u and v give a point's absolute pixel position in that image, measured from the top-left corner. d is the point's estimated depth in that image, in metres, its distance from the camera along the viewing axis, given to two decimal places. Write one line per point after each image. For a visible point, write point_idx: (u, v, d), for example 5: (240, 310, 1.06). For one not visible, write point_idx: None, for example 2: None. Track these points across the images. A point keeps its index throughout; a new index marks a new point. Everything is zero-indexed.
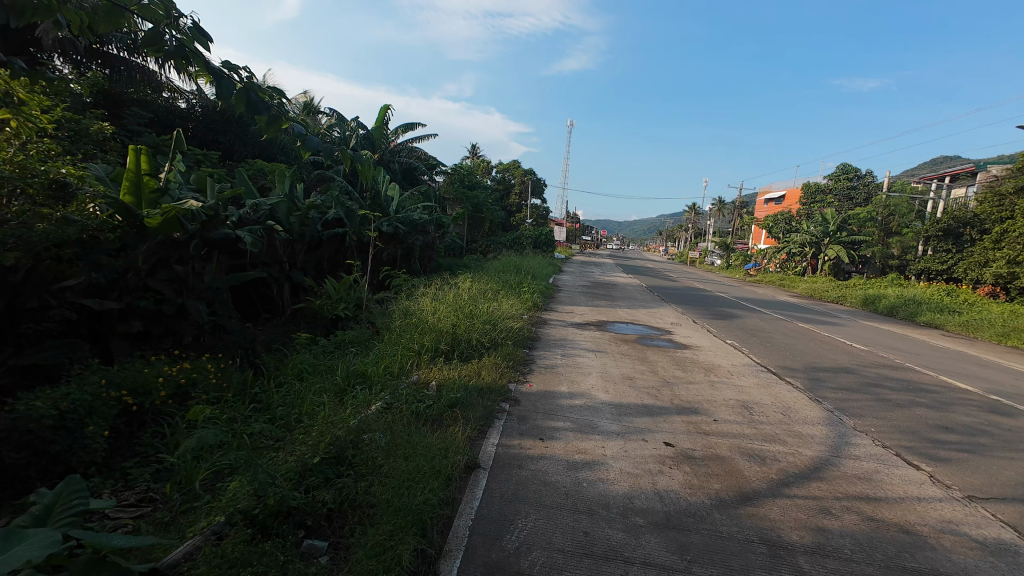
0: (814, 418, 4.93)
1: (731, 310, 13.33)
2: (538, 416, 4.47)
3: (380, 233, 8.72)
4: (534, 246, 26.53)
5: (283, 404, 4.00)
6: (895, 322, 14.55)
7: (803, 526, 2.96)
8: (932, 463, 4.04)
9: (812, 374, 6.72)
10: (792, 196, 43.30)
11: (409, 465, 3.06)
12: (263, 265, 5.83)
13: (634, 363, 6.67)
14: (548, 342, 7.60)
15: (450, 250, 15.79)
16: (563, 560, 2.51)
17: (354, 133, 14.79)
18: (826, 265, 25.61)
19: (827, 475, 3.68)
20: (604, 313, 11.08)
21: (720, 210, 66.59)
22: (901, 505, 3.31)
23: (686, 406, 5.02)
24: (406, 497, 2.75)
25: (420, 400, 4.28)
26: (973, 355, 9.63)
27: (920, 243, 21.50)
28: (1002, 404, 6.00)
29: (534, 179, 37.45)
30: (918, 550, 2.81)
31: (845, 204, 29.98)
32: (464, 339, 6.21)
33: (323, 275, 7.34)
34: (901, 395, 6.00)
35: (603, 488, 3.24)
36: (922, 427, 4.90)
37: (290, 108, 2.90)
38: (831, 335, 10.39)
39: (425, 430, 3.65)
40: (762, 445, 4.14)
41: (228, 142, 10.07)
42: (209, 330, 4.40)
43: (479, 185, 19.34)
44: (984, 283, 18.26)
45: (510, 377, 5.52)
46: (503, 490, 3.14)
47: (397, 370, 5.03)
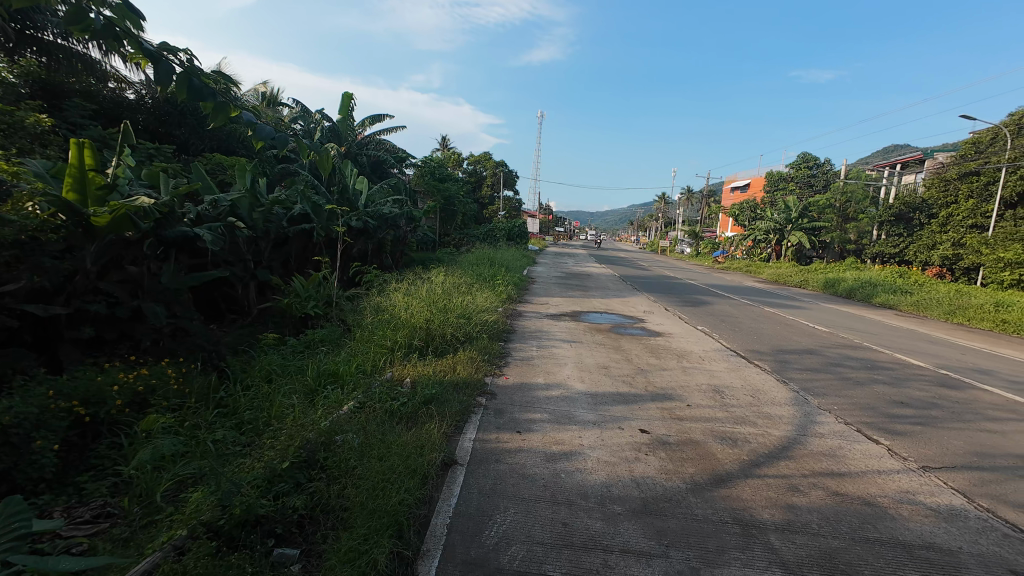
0: (781, 399, 5.12)
1: (701, 297, 13.69)
2: (515, 408, 4.45)
3: (349, 228, 8.51)
4: (508, 238, 26.45)
5: (251, 408, 3.83)
6: (855, 304, 15.28)
7: (773, 504, 3.06)
8: (889, 437, 4.24)
9: (778, 356, 6.98)
10: (756, 185, 44.77)
11: (384, 465, 3.00)
12: (225, 264, 5.55)
13: (609, 352, 6.75)
14: (525, 334, 7.61)
15: (423, 244, 15.59)
16: (543, 552, 2.50)
17: (319, 125, 14.25)
18: (789, 252, 26.05)
19: (794, 453, 3.82)
20: (579, 303, 11.18)
21: (688, 199, 68.52)
22: (863, 478, 3.46)
23: (660, 393, 5.11)
24: (381, 499, 2.69)
25: (393, 397, 4.19)
26: (924, 332, 10.26)
27: (874, 228, 22.66)
28: (950, 377, 6.42)
29: (506, 171, 37.27)
30: (879, 520, 2.94)
31: (806, 193, 31.09)
32: (439, 334, 6.10)
33: (291, 273, 7.11)
34: (860, 373, 6.31)
35: (581, 478, 3.25)
36: (879, 403, 5.16)
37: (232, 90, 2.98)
38: (795, 318, 10.83)
39: (400, 429, 3.59)
40: (732, 427, 4.26)
41: (184, 136, 9.43)
42: (169, 333, 4.18)
43: (450, 178, 19.13)
44: (932, 265, 19.59)
45: (486, 370, 5.47)
46: (482, 485, 3.12)
47: (368, 368, 4.89)
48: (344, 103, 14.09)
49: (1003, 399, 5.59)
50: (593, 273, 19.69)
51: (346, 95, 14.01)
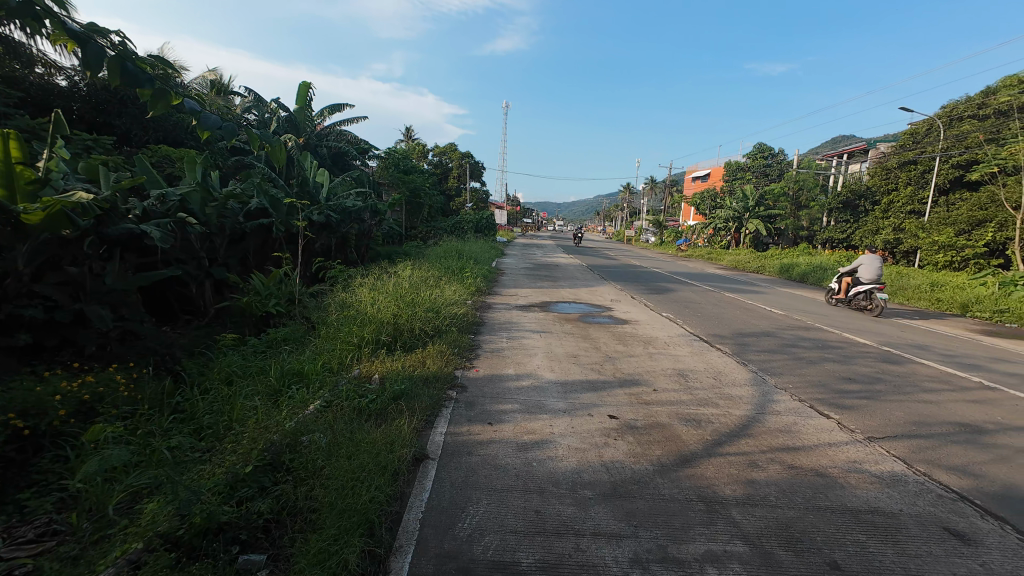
0: (741, 380, 5.36)
1: (665, 284, 14.06)
2: (486, 400, 4.45)
3: (310, 223, 8.23)
4: (476, 230, 26.29)
5: (210, 413, 3.67)
6: (807, 287, 16.10)
7: (734, 480, 3.21)
8: (839, 412, 4.51)
9: (738, 340, 7.29)
10: (716, 175, 46.29)
11: (352, 464, 2.95)
12: (177, 262, 5.25)
13: (578, 341, 6.86)
14: (494, 326, 7.62)
15: (388, 237, 15.27)
16: (515, 540, 2.53)
17: (274, 115, 13.63)
18: (747, 239, 26.99)
19: (753, 431, 4.01)
20: (548, 294, 11.27)
21: (652, 188, 70.17)
22: (816, 451, 3.67)
23: (628, 378, 5.25)
24: (350, 498, 2.65)
25: (361, 394, 4.10)
26: (869, 312, 10.95)
27: (825, 215, 23.91)
28: (892, 353, 6.89)
29: (473, 162, 36.92)
30: (830, 489, 3.14)
31: (762, 181, 32.36)
32: (407, 329, 6.02)
33: (250, 270, 6.82)
34: (813, 353, 6.68)
35: (553, 465, 3.30)
36: (830, 380, 5.48)
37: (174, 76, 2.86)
38: (753, 303, 11.31)
39: (369, 426, 3.53)
40: (696, 409, 4.43)
41: (125, 126, 8.81)
42: (117, 337, 3.94)
43: (415, 170, 18.78)
44: (876, 249, 20.92)
45: (456, 364, 5.44)
46: (453, 478, 3.11)
47: (335, 366, 4.77)
48: (301, 91, 13.54)
49: (937, 371, 6.06)
50: (561, 263, 19.87)
51: (302, 84, 13.46)
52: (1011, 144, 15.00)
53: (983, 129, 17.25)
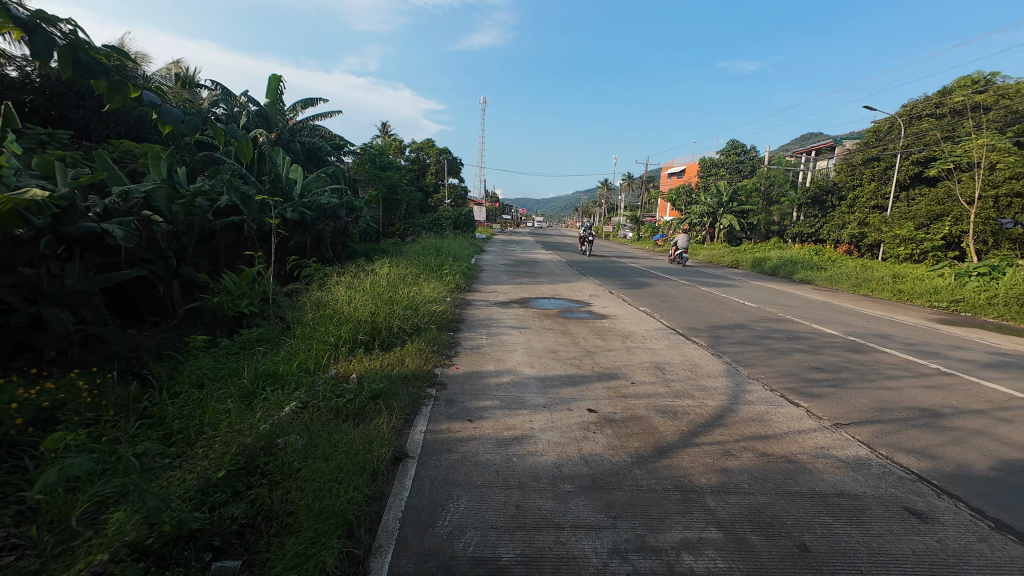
0: (716, 371, 5.50)
1: (642, 279, 14.27)
2: (465, 397, 4.44)
3: (283, 220, 8.02)
4: (455, 227, 26.14)
5: (180, 417, 3.55)
6: (778, 280, 16.60)
7: (709, 469, 3.29)
8: (808, 400, 4.68)
9: (712, 332, 7.47)
10: (691, 171, 47.23)
11: (329, 465, 2.91)
12: (143, 261, 5.05)
13: (557, 336, 6.91)
14: (474, 323, 7.60)
15: (365, 235, 15.03)
16: (496, 536, 2.54)
17: (244, 109, 13.20)
18: (721, 234, 26.94)
19: (727, 421, 4.12)
20: (527, 290, 11.30)
21: (629, 184, 71.10)
22: (787, 439, 3.80)
23: (606, 372, 5.33)
24: (328, 499, 2.61)
25: (339, 394, 4.04)
26: (835, 304, 11.39)
27: (794, 210, 24.67)
28: (857, 343, 7.19)
29: (450, 158, 36.64)
30: (799, 475, 3.25)
31: (734, 178, 33.13)
32: (385, 328, 5.94)
33: (221, 269, 6.61)
34: (784, 344, 6.90)
35: (533, 460, 3.33)
36: (799, 369, 5.68)
37: (134, 69, 2.76)
38: (727, 296, 11.60)
39: (346, 427, 3.48)
40: (673, 400, 4.53)
41: (83, 120, 8.37)
42: (79, 340, 3.79)
43: (392, 166, 18.52)
44: (842, 242, 21.72)
45: (435, 361, 5.41)
46: (433, 476, 3.10)
47: (311, 367, 4.68)
48: (271, 85, 13.16)
49: (899, 358, 6.36)
50: (541, 259, 19.95)
51: (273, 77, 13.08)
52: (966, 141, 15.75)
53: (941, 127, 18.01)
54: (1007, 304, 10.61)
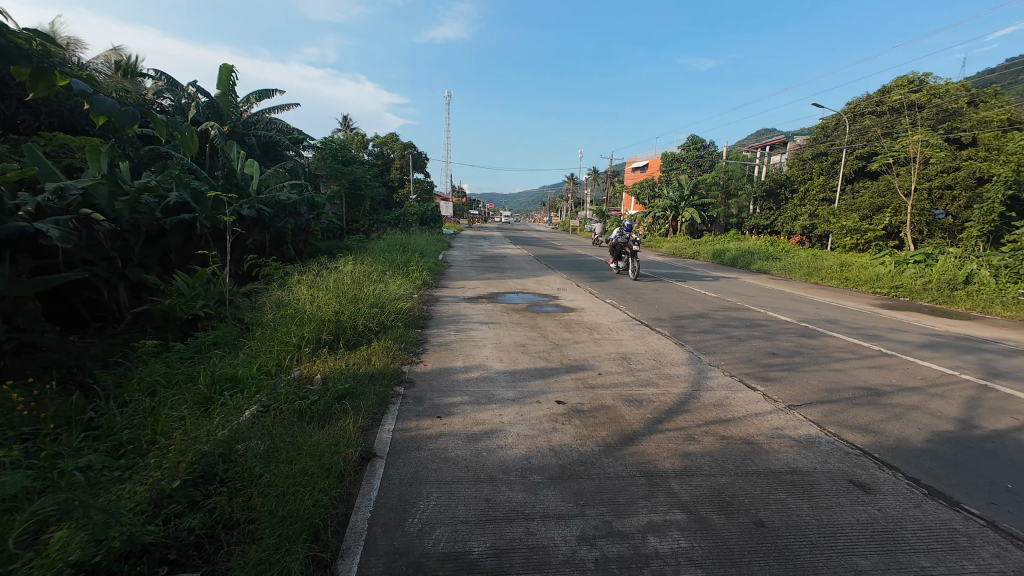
0: (679, 360, 5.68)
1: (608, 272, 14.51)
2: (434, 394, 4.41)
3: (240, 217, 7.67)
4: (421, 223, 25.77)
5: (130, 427, 3.35)
6: (737, 271, 17.28)
7: (673, 454, 3.41)
8: (764, 384, 4.92)
9: (676, 322, 7.71)
10: (654, 166, 48.43)
11: (293, 469, 2.83)
12: (84, 263, 4.73)
13: (526, 330, 6.95)
14: (442, 319, 7.55)
15: (328, 231, 14.59)
16: (467, 530, 2.55)
17: (193, 100, 12.49)
18: (683, 227, 27.70)
19: (690, 407, 4.27)
20: (496, 285, 11.30)
21: (595, 179, 72.15)
22: (744, 422, 3.98)
23: (574, 364, 5.41)
24: (292, 504, 2.55)
25: (302, 396, 3.93)
26: (788, 292, 11.99)
27: (751, 203, 25.71)
28: (809, 328, 7.60)
29: (415, 153, 36.03)
30: (756, 455, 3.42)
31: (695, 172, 34.21)
32: (351, 327, 5.80)
33: (172, 270, 6.27)
34: (742, 331, 7.21)
35: (502, 454, 3.35)
36: (756, 355, 5.95)
37: (62, 55, 2.56)
38: (689, 287, 12.00)
39: (311, 429, 3.39)
40: (638, 389, 4.65)
41: (9, 110, 7.70)
42: (12, 350, 3.52)
43: (355, 160, 18.03)
44: (795, 234, 22.83)
45: (403, 359, 5.34)
46: (402, 474, 3.07)
47: (272, 369, 4.52)
48: (222, 75, 12.51)
49: (846, 342, 6.77)
50: (509, 254, 19.98)
51: (224, 66, 12.43)
52: (903, 137, 17.08)
53: (880, 124, 19.47)
54: (939, 289, 11.49)
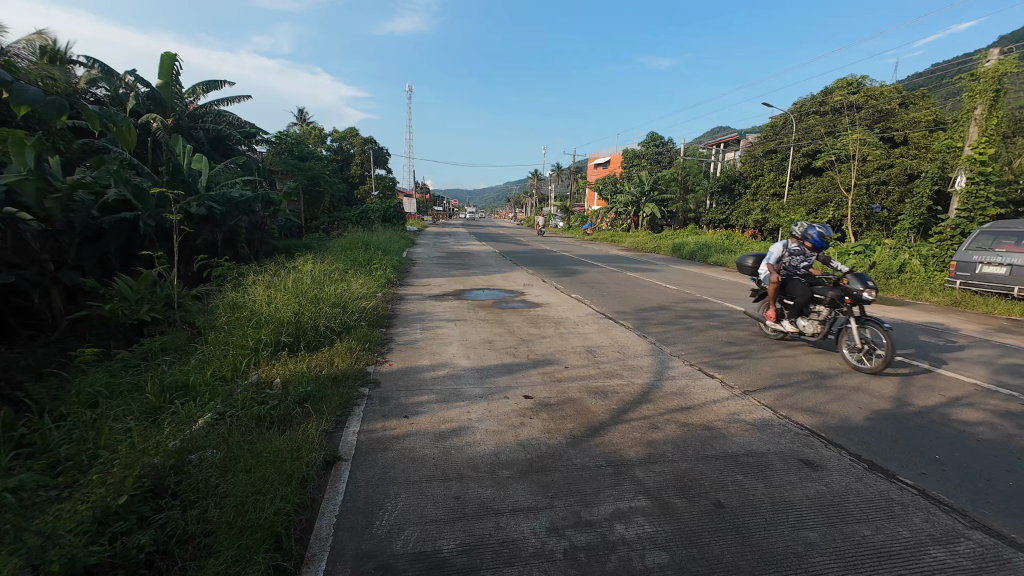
0: (641, 351, 5.85)
1: (573, 267, 14.72)
2: (401, 394, 4.35)
3: (188, 215, 7.25)
4: (384, 220, 25.22)
5: (68, 442, 3.11)
6: (695, 264, 17.92)
7: (637, 442, 3.51)
8: (721, 372, 5.14)
9: (639, 315, 7.93)
10: (616, 162, 49.48)
11: (252, 478, 2.72)
12: (10, 267, 4.39)
13: (493, 327, 6.96)
14: (407, 318, 7.43)
15: (285, 229, 14.03)
16: (436, 529, 2.53)
17: (131, 90, 11.66)
18: (644, 222, 28.43)
19: (653, 396, 4.41)
20: (462, 282, 11.24)
21: (559, 175, 72.87)
22: (704, 409, 4.15)
23: (541, 359, 5.47)
24: (252, 514, 2.45)
25: (261, 401, 3.77)
26: (742, 283, 12.57)
27: (708, 198, 26.70)
28: (762, 317, 8.01)
29: (376, 148, 35.17)
30: (715, 440, 3.58)
31: (654, 169, 35.19)
32: (311, 328, 5.62)
33: (113, 273, 5.86)
34: (701, 322, 7.50)
35: (471, 451, 3.34)
36: (714, 344, 6.22)
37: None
38: (651, 280, 12.34)
39: (271, 435, 3.26)
40: (603, 381, 4.76)
41: None
42: None
43: (312, 155, 17.39)
44: (748, 227, 23.92)
45: (367, 359, 5.23)
46: (369, 477, 3.00)
47: (228, 374, 4.32)
48: (164, 63, 11.75)
49: None
50: (474, 251, 19.88)
51: (165, 54, 11.68)
52: (843, 135, 18.16)
53: (823, 123, 20.83)
54: (877, 278, 12.37)
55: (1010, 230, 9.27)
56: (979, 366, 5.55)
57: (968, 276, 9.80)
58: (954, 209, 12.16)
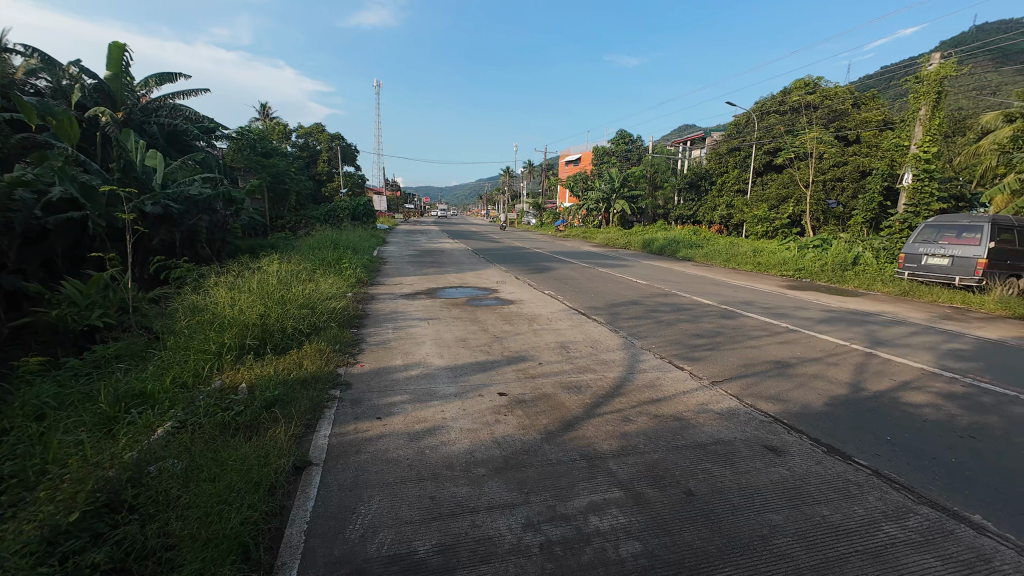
0: (614, 346, 5.94)
1: (546, 264, 14.80)
2: (373, 395, 4.27)
3: (142, 215, 6.89)
4: (353, 218, 24.64)
5: (11, 458, 2.90)
6: (664, 259, 18.33)
7: (610, 435, 3.57)
8: (690, 363, 5.29)
9: (610, 310, 8.06)
10: (587, 159, 50.00)
11: (217, 488, 2.61)
12: None
13: (466, 325, 6.93)
14: (379, 317, 7.30)
15: (248, 229, 13.52)
16: (411, 530, 2.51)
17: (76, 81, 10.97)
18: (615, 218, 28.86)
19: (625, 390, 4.50)
20: (434, 280, 11.13)
21: (531, 172, 73.05)
22: (674, 400, 4.27)
23: (515, 356, 5.48)
24: (217, 525, 2.36)
25: (225, 407, 3.63)
26: (709, 277, 12.95)
27: (676, 195, 27.34)
28: (728, 310, 8.28)
29: (344, 145, 34.31)
30: (685, 430, 3.68)
31: (624, 166, 35.75)
32: (278, 330, 5.44)
33: (60, 276, 5.52)
34: (670, 315, 7.69)
35: (446, 450, 3.32)
36: (683, 337, 6.39)
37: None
38: (622, 276, 12.55)
39: (237, 443, 3.15)
40: (577, 376, 4.82)
41: None
42: None
43: (276, 152, 16.80)
44: (714, 223, 24.63)
45: (338, 361, 5.11)
46: (341, 481, 2.94)
47: (189, 380, 4.13)
48: (112, 53, 11.10)
49: (759, 321, 7.46)
50: (447, 249, 19.70)
51: (113, 44, 11.04)
52: (801, 133, 18.95)
53: (782, 123, 21.72)
54: (833, 270, 12.97)
55: (952, 223, 9.90)
56: (925, 352, 5.91)
57: (915, 267, 10.42)
58: (903, 204, 12.93)
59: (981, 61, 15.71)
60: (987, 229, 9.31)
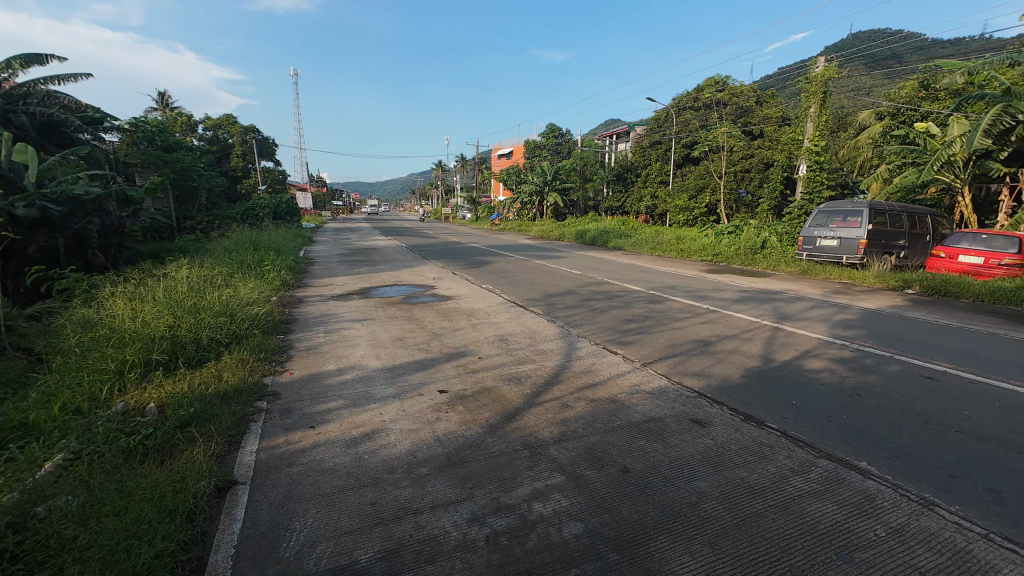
0: (551, 335, 6.08)
1: (483, 258, 14.78)
2: (305, 403, 4.04)
3: (12, 219, 5.94)
4: (274, 216, 22.96)
5: None
6: (597, 249, 18.98)
7: (551, 423, 3.67)
8: (622, 348, 5.55)
9: (547, 300, 8.23)
10: (519, 153, 50.52)
11: (122, 522, 2.34)
12: None
13: (403, 323, 6.75)
14: (308, 321, 6.90)
15: (150, 232, 12.13)
16: (352, 540, 2.41)
17: None
18: (549, 211, 29.44)
19: (563, 377, 4.63)
20: (367, 280, 10.70)
21: (463, 166, 72.35)
22: (609, 383, 4.46)
23: (454, 352, 5.43)
24: (124, 563, 2.11)
25: (130, 431, 3.25)
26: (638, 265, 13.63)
27: (605, 187, 28.41)
28: (655, 295, 8.79)
29: (259, 138, 31.83)
30: (619, 411, 3.86)
31: (555, 159, 36.48)
32: (191, 341, 4.95)
33: None
34: (603, 303, 8.02)
35: (386, 453, 3.23)
36: (616, 323, 6.69)
37: None
38: (557, 266, 12.85)
39: (146, 469, 2.83)
40: (516, 368, 4.88)
41: None
42: None
43: (179, 145, 15.20)
44: (641, 213, 25.94)
45: (263, 370, 4.76)
46: (272, 497, 2.76)
47: (83, 406, 3.65)
48: None
49: (683, 304, 8.00)
50: (379, 246, 19.00)
51: None
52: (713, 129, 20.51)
53: (697, 118, 23.25)
54: (745, 254, 14.20)
55: (839, 209, 11.21)
56: (821, 323, 6.67)
57: (811, 249, 11.71)
58: (800, 192, 14.52)
59: (856, 66, 17.91)
60: (866, 214, 10.67)
